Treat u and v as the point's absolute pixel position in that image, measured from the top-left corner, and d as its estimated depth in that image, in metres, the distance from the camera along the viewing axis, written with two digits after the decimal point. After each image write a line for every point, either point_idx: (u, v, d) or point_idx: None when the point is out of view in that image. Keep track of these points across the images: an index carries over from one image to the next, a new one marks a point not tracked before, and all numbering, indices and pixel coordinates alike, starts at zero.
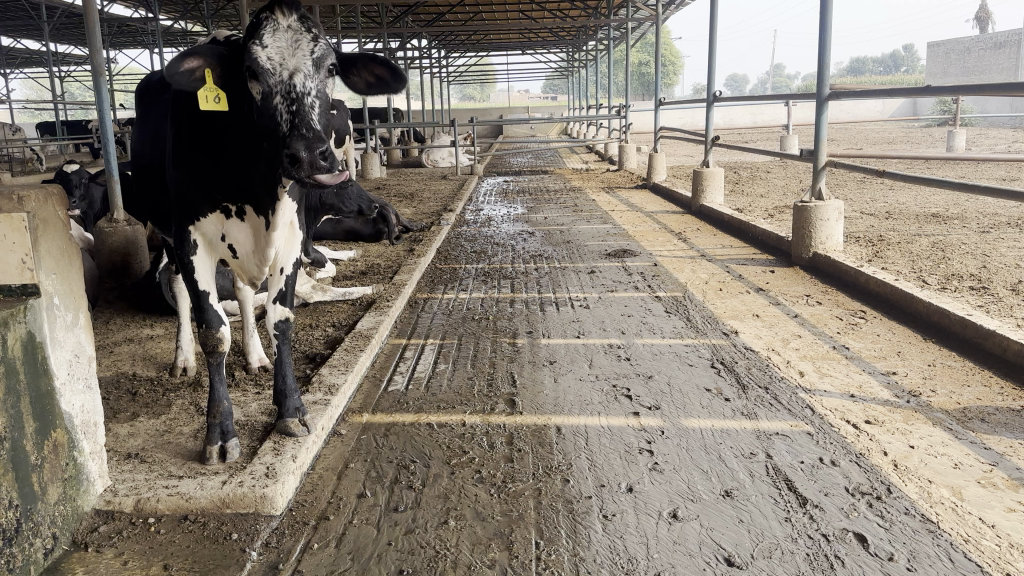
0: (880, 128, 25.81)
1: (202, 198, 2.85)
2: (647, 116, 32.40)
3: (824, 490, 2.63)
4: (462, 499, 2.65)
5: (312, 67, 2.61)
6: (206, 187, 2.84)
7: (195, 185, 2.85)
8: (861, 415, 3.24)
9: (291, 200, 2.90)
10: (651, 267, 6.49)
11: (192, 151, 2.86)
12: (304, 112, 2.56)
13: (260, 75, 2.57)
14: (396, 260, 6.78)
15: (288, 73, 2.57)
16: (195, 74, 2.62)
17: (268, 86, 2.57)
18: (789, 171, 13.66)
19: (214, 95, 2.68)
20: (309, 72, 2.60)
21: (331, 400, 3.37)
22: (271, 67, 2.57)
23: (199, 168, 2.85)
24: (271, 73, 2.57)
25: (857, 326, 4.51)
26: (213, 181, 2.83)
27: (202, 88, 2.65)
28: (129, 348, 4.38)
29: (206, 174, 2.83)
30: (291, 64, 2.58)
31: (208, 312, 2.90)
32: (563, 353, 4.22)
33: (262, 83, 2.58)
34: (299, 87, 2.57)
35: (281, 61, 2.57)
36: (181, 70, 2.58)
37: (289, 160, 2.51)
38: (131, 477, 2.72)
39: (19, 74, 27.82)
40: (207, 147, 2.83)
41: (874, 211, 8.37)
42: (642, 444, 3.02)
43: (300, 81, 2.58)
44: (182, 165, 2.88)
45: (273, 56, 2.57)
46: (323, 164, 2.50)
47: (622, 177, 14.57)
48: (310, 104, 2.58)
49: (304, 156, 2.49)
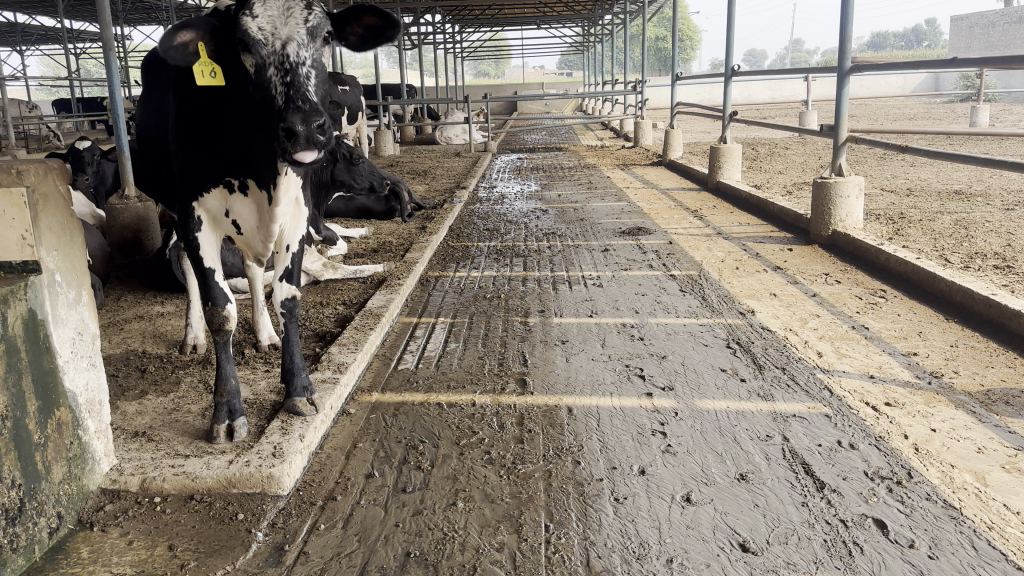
0: (901, 104, 25.38)
1: (206, 174, 2.79)
2: (663, 91, 32.07)
3: (842, 474, 2.56)
4: (471, 480, 2.60)
5: (306, 36, 2.52)
6: (209, 162, 2.76)
7: (199, 161, 2.78)
8: (881, 396, 3.16)
9: (294, 178, 2.84)
10: (666, 245, 6.40)
11: (193, 128, 2.80)
12: (299, 83, 2.46)
13: (252, 46, 2.48)
14: (408, 238, 6.73)
15: (281, 42, 2.47)
16: (188, 48, 2.54)
17: (261, 57, 2.47)
18: (807, 147, 13.46)
19: (210, 69, 2.58)
20: (303, 41, 2.50)
21: (340, 378, 3.33)
22: (263, 37, 2.47)
23: (202, 143, 2.78)
24: (264, 43, 2.47)
25: (876, 305, 4.42)
26: (215, 156, 2.75)
27: (197, 63, 2.56)
28: (139, 325, 4.36)
29: (209, 149, 2.76)
30: (284, 33, 2.48)
31: (214, 290, 2.86)
32: (575, 332, 4.17)
33: (255, 54, 2.48)
34: (293, 57, 2.47)
35: (273, 31, 2.47)
36: (174, 44, 2.50)
37: (285, 134, 2.40)
38: (137, 456, 2.69)
39: (36, 50, 27.86)
40: (208, 123, 2.76)
41: (896, 188, 8.21)
42: (655, 425, 2.96)
43: (294, 50, 2.48)
44: (186, 141, 2.82)
45: (264, 25, 2.47)
46: (321, 138, 2.42)
47: (637, 153, 14.41)
48: (305, 75, 2.48)
49: (302, 130, 2.38)
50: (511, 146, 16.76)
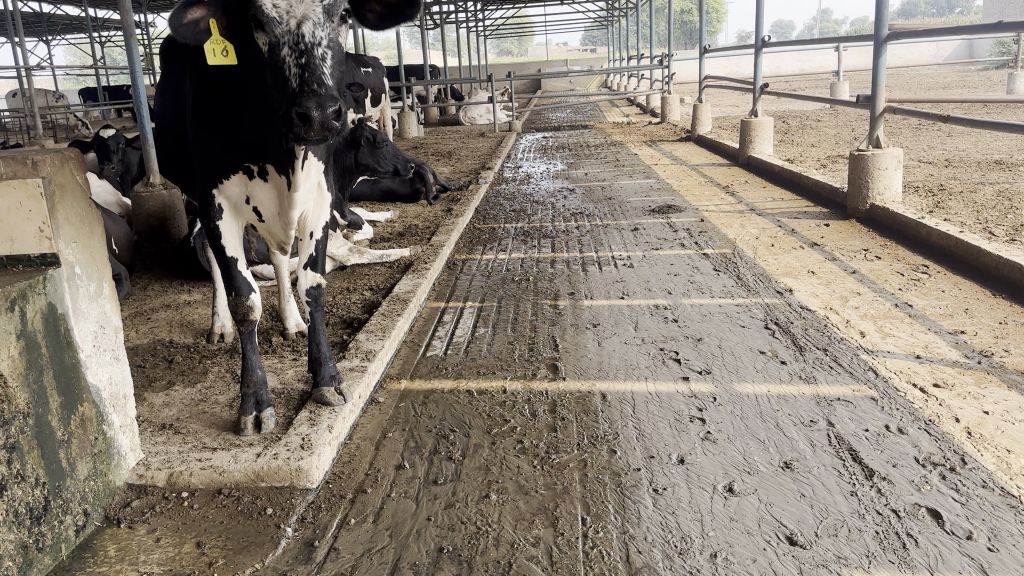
0: (934, 72, 24.71)
1: (224, 160, 2.72)
2: (689, 65, 31.56)
3: (891, 460, 2.45)
4: (504, 471, 2.53)
5: (322, 15, 2.41)
6: (226, 148, 2.70)
7: (217, 148, 2.72)
8: (929, 377, 3.03)
9: (315, 162, 2.76)
10: (698, 222, 6.26)
11: (211, 114, 2.74)
12: (314, 65, 2.37)
13: (266, 25, 2.39)
14: (434, 221, 6.65)
15: (296, 21, 2.37)
16: (200, 26, 2.47)
17: (275, 37, 2.39)
18: (839, 118, 13.14)
19: (222, 48, 2.51)
20: (319, 21, 2.40)
21: (368, 366, 3.26)
22: (277, 16, 2.37)
23: (219, 129, 2.72)
24: (278, 22, 2.38)
25: (920, 282, 4.25)
26: (232, 142, 2.68)
27: (209, 40, 2.48)
28: (166, 315, 4.33)
29: (227, 134, 2.69)
30: (299, 12, 2.38)
31: (238, 280, 2.78)
32: (607, 315, 4.06)
33: (269, 34, 2.40)
34: (308, 37, 2.38)
35: (288, 9, 2.38)
36: (185, 22, 2.44)
37: (299, 118, 2.31)
38: (164, 450, 2.65)
39: (62, 41, 28.03)
40: (224, 108, 2.69)
41: (933, 159, 7.96)
42: (693, 411, 2.86)
43: (309, 29, 2.38)
44: (204, 128, 2.76)
45: (279, 2, 2.38)
46: (336, 125, 2.33)
47: (664, 129, 14.17)
48: (320, 56, 2.39)
49: (317, 116, 2.29)
50: (536, 125, 16.59)
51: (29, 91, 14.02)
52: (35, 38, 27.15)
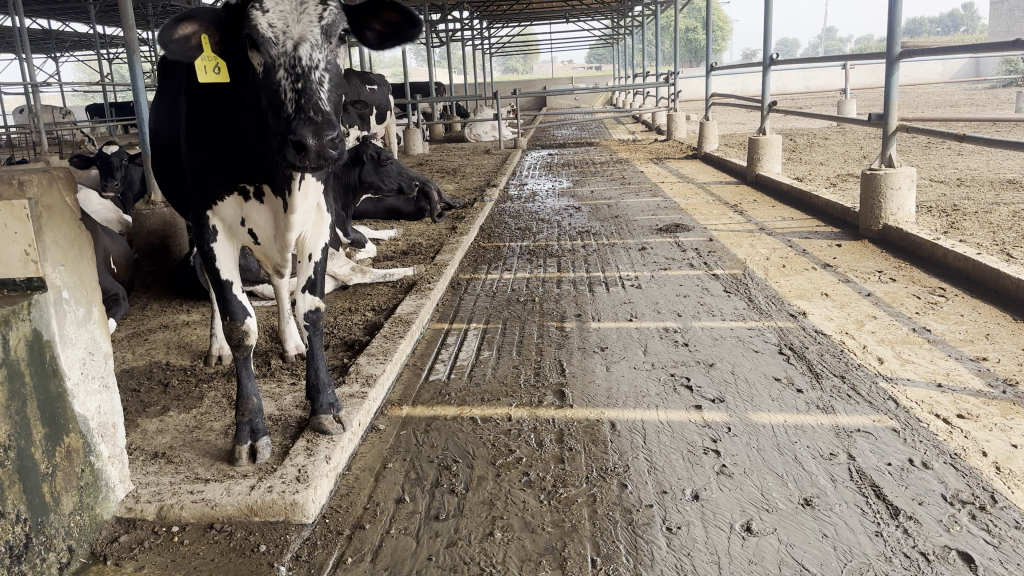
0: (941, 90, 24.66)
1: (218, 180, 2.63)
2: (694, 83, 31.56)
3: (916, 498, 2.32)
4: (509, 506, 2.41)
5: (320, 36, 2.35)
6: (221, 168, 2.61)
7: (212, 168, 2.63)
8: (951, 408, 2.90)
9: (313, 182, 2.68)
10: (706, 242, 6.15)
11: (205, 133, 2.65)
12: (311, 90, 2.30)
13: (261, 45, 2.32)
14: (438, 239, 6.57)
15: (292, 43, 2.31)
16: (191, 41, 2.40)
17: (271, 58, 2.32)
18: (846, 136, 13.05)
19: (212, 65, 2.47)
20: (316, 42, 2.34)
21: (369, 392, 3.15)
22: (273, 37, 2.31)
23: (214, 147, 2.63)
24: (274, 43, 2.31)
25: (937, 305, 4.14)
26: (228, 162, 2.59)
27: (200, 58, 2.43)
28: (163, 336, 4.23)
29: (223, 154, 2.60)
30: (295, 32, 2.32)
31: (232, 303, 2.68)
32: (615, 338, 3.95)
33: (264, 54, 2.33)
34: (305, 60, 2.31)
35: (284, 29, 2.31)
36: (176, 38, 2.35)
37: (294, 146, 2.23)
38: (155, 481, 2.53)
39: (71, 57, 28.12)
40: (220, 127, 2.60)
41: (945, 178, 7.85)
42: (707, 442, 2.74)
43: (306, 52, 2.32)
44: (197, 146, 2.67)
45: (275, 22, 2.31)
46: (333, 154, 2.25)
47: (671, 147, 14.09)
48: (317, 80, 2.32)
49: (313, 145, 2.21)
50: (542, 142, 16.53)
51: (34, 106, 13.96)
52: (44, 55, 27.28)
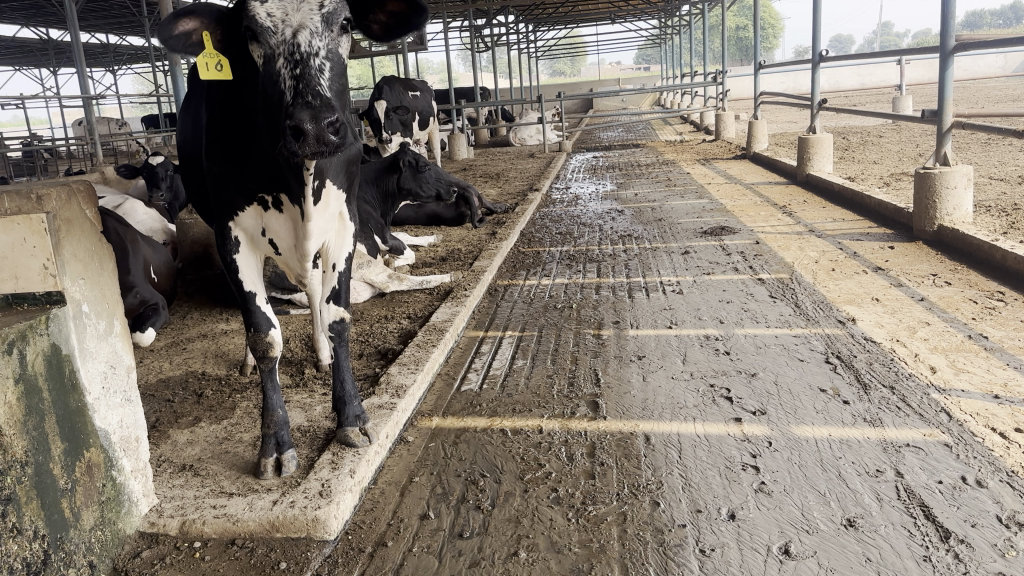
0: (1003, 85, 23.78)
1: (238, 189, 2.61)
2: (744, 82, 31.04)
3: (969, 519, 2.16)
4: (535, 524, 2.33)
5: (321, 23, 2.37)
6: (239, 178, 2.59)
7: (231, 178, 2.61)
8: (1009, 421, 2.72)
9: (330, 189, 2.64)
10: (752, 245, 5.97)
11: (222, 142, 2.63)
12: (309, 76, 2.29)
13: (260, 35, 2.35)
14: (477, 244, 6.52)
15: (291, 31, 2.33)
16: (191, 37, 2.53)
17: (270, 47, 2.34)
18: (902, 134, 12.63)
19: (216, 61, 2.51)
20: (316, 30, 2.35)
21: (398, 403, 3.10)
22: (272, 26, 2.34)
23: (233, 155, 2.60)
24: (273, 32, 2.34)
25: (995, 311, 3.92)
26: (245, 171, 2.57)
27: (203, 54, 2.49)
28: (201, 345, 4.25)
29: (239, 163, 2.58)
30: (295, 20, 2.34)
31: (256, 315, 2.69)
32: (653, 347, 3.84)
33: (263, 44, 2.35)
34: (304, 46, 2.32)
35: (282, 18, 2.34)
36: (176, 33, 2.52)
37: (293, 132, 2.19)
38: (180, 495, 2.52)
39: (129, 70, 28.92)
40: (236, 137, 2.58)
41: (1007, 176, 7.51)
42: (746, 458, 2.63)
43: (306, 39, 2.33)
44: (217, 155, 2.65)
45: (273, 12, 2.35)
46: (333, 138, 2.21)
47: (719, 147, 13.83)
48: (317, 67, 2.32)
49: (311, 129, 2.18)
50: (587, 144, 16.40)
51: (93, 119, 14.33)
52: (103, 68, 28.10)
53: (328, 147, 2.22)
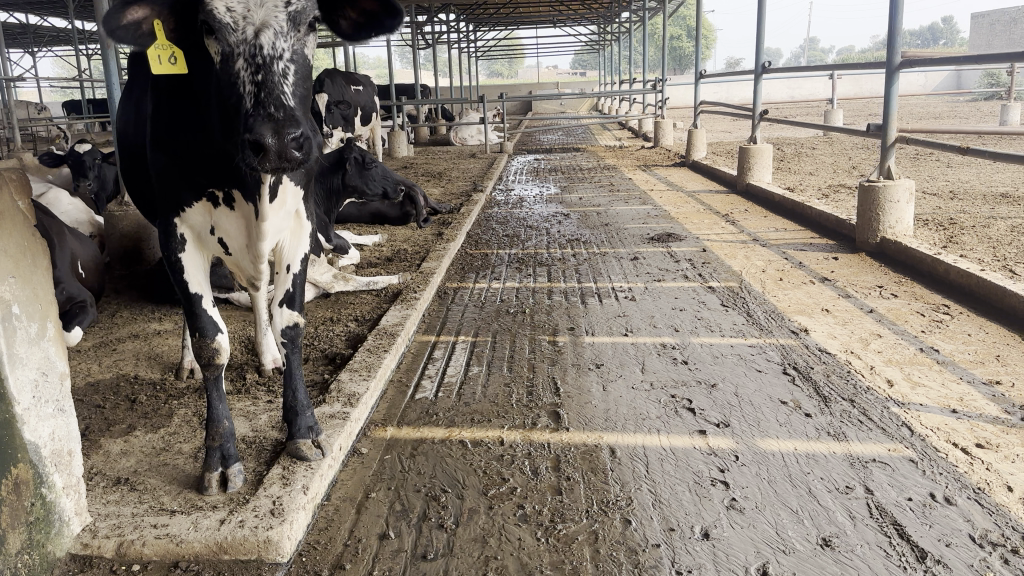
0: (924, 102, 24.75)
1: (186, 183, 2.43)
2: (680, 91, 31.58)
3: (942, 538, 2.15)
4: (503, 544, 2.22)
5: (286, 22, 2.20)
6: (188, 172, 2.40)
7: (179, 172, 2.42)
8: (969, 436, 2.73)
9: (287, 189, 2.49)
10: (700, 252, 5.99)
11: (170, 133, 2.44)
12: (272, 83, 2.14)
13: (218, 32, 2.17)
14: (424, 245, 6.36)
15: (253, 30, 2.16)
16: (142, 27, 2.28)
17: (229, 46, 2.17)
18: (834, 146, 12.98)
19: (169, 54, 2.31)
20: (281, 30, 2.19)
21: (350, 413, 2.94)
22: (232, 22, 2.16)
23: (181, 149, 2.42)
24: (233, 29, 2.16)
25: (943, 324, 3.99)
26: (196, 166, 2.39)
27: (153, 45, 2.28)
28: (132, 346, 3.99)
29: (189, 157, 2.39)
30: (258, 18, 2.17)
31: (202, 319, 2.49)
32: (610, 355, 3.77)
33: (221, 42, 2.17)
34: (267, 49, 2.16)
35: (244, 14, 2.16)
36: (124, 23, 2.26)
37: (252, 147, 2.06)
38: (115, 513, 2.32)
39: (48, 52, 27.68)
40: (185, 128, 2.39)
41: (938, 190, 7.75)
42: (714, 473, 2.57)
43: (269, 40, 2.17)
44: (163, 147, 2.46)
45: (235, 6, 2.16)
46: (296, 154, 2.09)
47: (659, 154, 13.98)
48: (280, 73, 2.17)
49: (273, 145, 2.05)
50: (528, 146, 16.36)
51: (9, 101, 13.60)
52: (21, 48, 26.84)
53: (290, 163, 2.09)
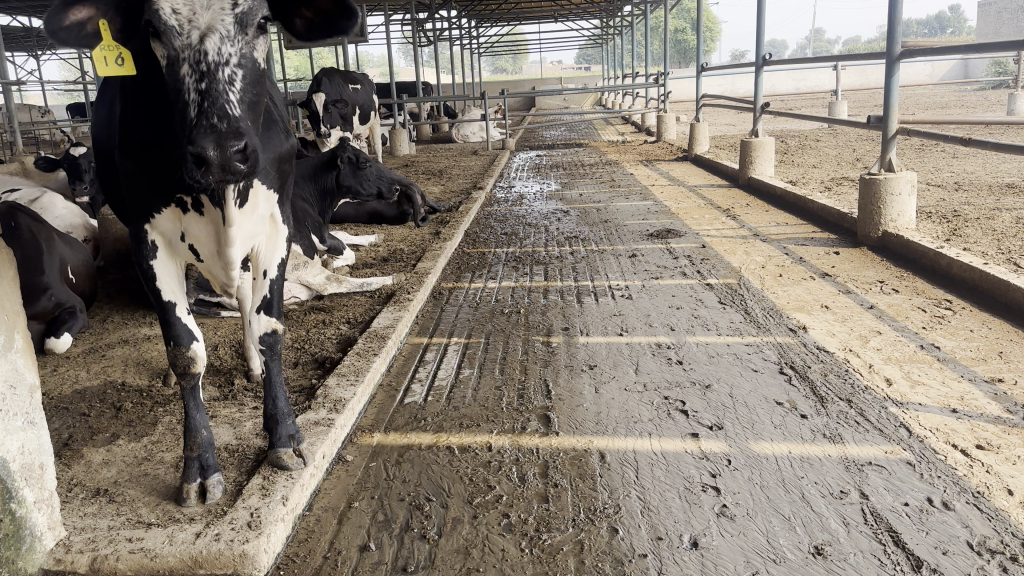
0: (931, 92, 24.51)
1: (152, 189, 2.37)
2: (684, 84, 31.40)
3: (939, 546, 2.08)
4: (486, 556, 2.15)
5: (233, 26, 2.19)
6: (153, 178, 2.35)
7: (144, 177, 2.37)
8: (970, 437, 2.66)
9: (253, 198, 2.45)
10: (699, 249, 5.91)
11: (134, 137, 2.38)
12: (217, 91, 2.11)
13: (164, 34, 2.14)
14: (420, 245, 6.31)
15: (199, 33, 2.13)
16: (85, 28, 2.31)
17: (174, 49, 2.13)
18: (839, 139, 12.87)
19: (115, 56, 2.32)
20: (227, 34, 2.17)
21: (336, 419, 2.88)
22: (177, 25, 2.13)
23: (145, 154, 2.36)
24: (177, 32, 2.13)
25: (944, 319, 3.91)
26: (160, 171, 2.33)
27: (98, 47, 2.29)
28: (121, 352, 3.95)
29: (152, 162, 2.34)
30: (203, 21, 2.14)
31: (177, 327, 2.46)
32: (604, 355, 3.71)
33: (167, 45, 2.14)
34: (212, 54, 2.13)
35: (190, 17, 2.14)
36: (67, 24, 2.30)
37: (195, 160, 2.05)
38: (91, 526, 2.26)
39: (52, 56, 27.70)
40: (146, 132, 2.33)
41: (943, 182, 7.64)
42: (706, 478, 2.50)
43: (214, 45, 2.14)
44: (128, 151, 2.40)
45: (180, 8, 2.13)
46: (240, 167, 2.10)
47: (661, 148, 13.87)
48: (225, 79, 2.14)
49: (214, 158, 2.04)
50: (530, 143, 16.27)
51: (11, 104, 13.60)
52: (25, 52, 26.88)
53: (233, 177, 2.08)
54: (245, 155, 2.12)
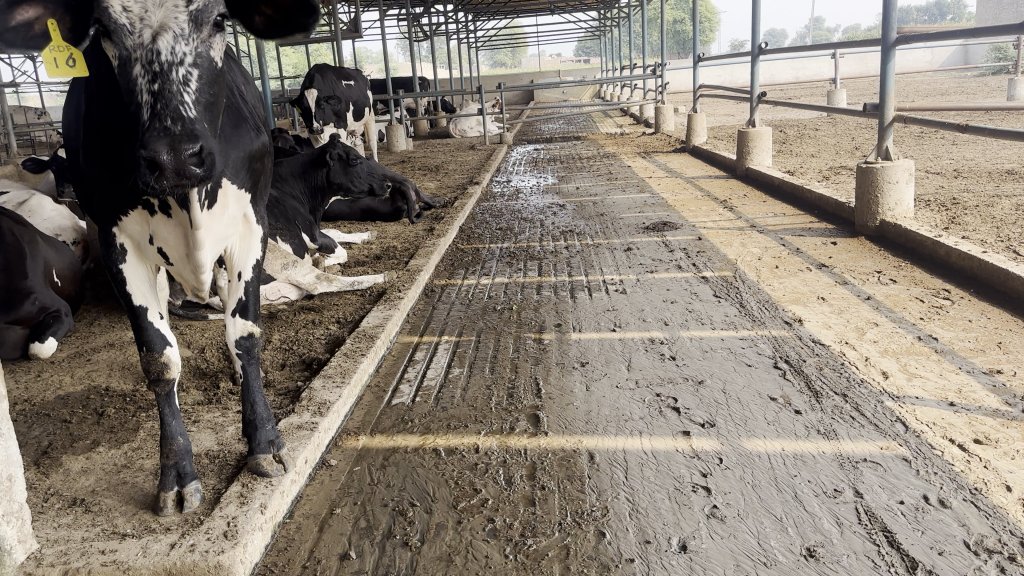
0: (931, 78, 24.39)
1: (117, 192, 2.32)
2: (683, 75, 31.25)
3: (935, 546, 2.01)
4: (468, 563, 2.09)
5: (187, 24, 2.14)
6: (117, 180, 2.30)
7: (108, 179, 2.32)
8: (967, 432, 2.59)
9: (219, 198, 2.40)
10: (695, 241, 5.84)
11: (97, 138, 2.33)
12: (169, 92, 2.06)
13: (114, 33, 2.09)
14: (413, 242, 6.24)
15: (151, 33, 2.09)
16: (32, 27, 2.33)
17: (126, 49, 2.09)
18: (838, 127, 12.76)
19: (63, 57, 2.29)
20: (181, 32, 2.12)
21: (320, 422, 2.83)
22: (128, 24, 2.08)
23: (108, 156, 2.31)
24: (129, 31, 2.08)
25: (943, 310, 3.83)
26: (122, 173, 2.27)
27: (47, 49, 2.26)
28: (107, 356, 3.89)
29: (115, 164, 2.28)
30: (155, 19, 2.10)
31: (149, 332, 2.40)
32: (596, 352, 3.65)
33: (118, 45, 2.10)
34: (165, 54, 2.09)
35: (142, 15, 2.09)
36: (13, 24, 2.32)
37: (148, 164, 1.99)
38: (65, 538, 2.21)
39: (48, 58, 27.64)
40: (107, 134, 2.28)
41: (943, 169, 7.56)
42: (696, 478, 2.44)
43: (167, 44, 2.10)
44: (92, 152, 2.35)
45: (130, 6, 2.08)
46: (196, 170, 2.03)
47: (660, 140, 13.76)
48: (179, 80, 2.09)
49: (168, 162, 1.98)
50: (528, 136, 16.18)
51: (6, 107, 13.54)
52: None
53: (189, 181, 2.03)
54: (202, 157, 2.06)
